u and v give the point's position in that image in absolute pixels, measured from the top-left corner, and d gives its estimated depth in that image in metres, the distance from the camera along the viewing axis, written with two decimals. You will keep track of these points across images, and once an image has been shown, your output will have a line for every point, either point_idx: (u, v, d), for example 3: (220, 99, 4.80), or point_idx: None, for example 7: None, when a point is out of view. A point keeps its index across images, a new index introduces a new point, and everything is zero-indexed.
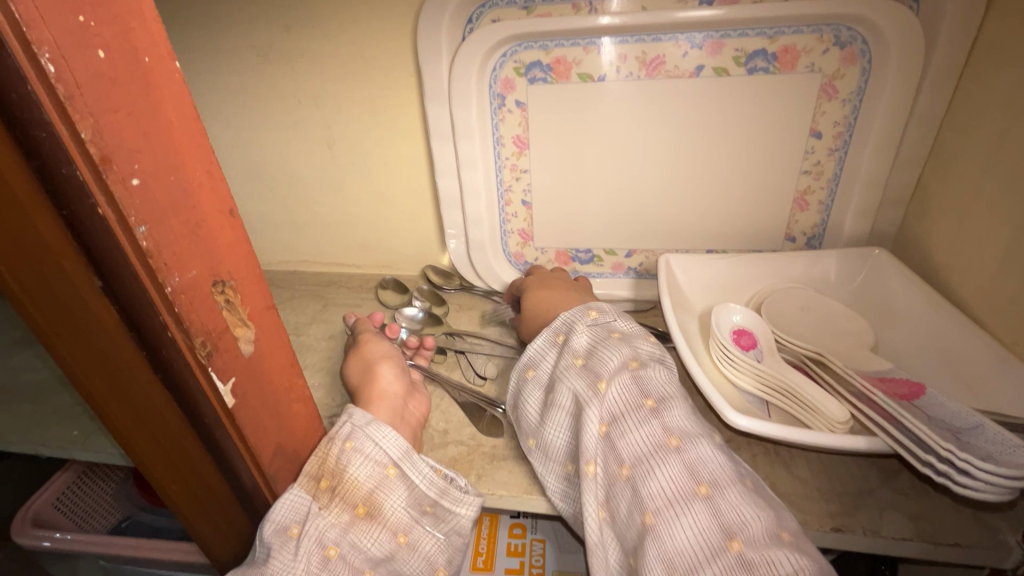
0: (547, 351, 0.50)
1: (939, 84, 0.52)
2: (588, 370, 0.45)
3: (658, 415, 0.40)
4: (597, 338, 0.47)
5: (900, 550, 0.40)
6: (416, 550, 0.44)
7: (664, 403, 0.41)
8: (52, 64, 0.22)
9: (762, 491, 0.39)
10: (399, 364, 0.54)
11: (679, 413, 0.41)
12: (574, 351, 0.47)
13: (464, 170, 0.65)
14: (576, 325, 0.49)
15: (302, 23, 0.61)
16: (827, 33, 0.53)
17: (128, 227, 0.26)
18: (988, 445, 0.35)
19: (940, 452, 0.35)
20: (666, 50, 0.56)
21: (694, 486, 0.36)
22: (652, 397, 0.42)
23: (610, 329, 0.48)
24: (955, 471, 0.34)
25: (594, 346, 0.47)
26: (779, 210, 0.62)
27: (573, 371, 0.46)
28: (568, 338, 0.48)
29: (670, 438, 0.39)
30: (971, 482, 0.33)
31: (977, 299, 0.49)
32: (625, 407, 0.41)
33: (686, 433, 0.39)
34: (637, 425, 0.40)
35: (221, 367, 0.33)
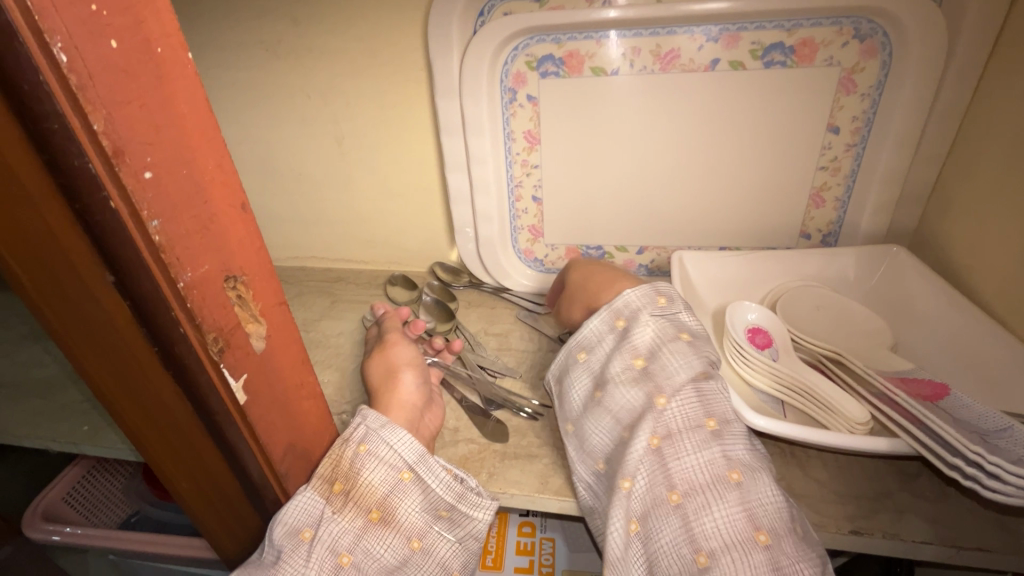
0: (604, 335, 0.46)
1: (962, 77, 0.50)
2: (650, 379, 0.42)
3: (721, 443, 0.38)
4: (663, 338, 0.43)
5: (919, 553, 0.39)
6: (431, 554, 0.43)
7: (727, 430, 0.39)
8: (64, 53, 0.21)
9: (805, 527, 0.38)
10: (422, 373, 0.53)
11: (739, 443, 0.39)
12: (635, 347, 0.43)
13: (474, 165, 0.64)
14: (642, 312, 0.45)
15: (311, 17, 0.60)
16: (847, 26, 0.51)
17: (140, 222, 0.26)
18: (1018, 448, 0.34)
19: (968, 455, 0.34)
20: (680, 43, 0.55)
21: (753, 529, 0.35)
22: (715, 420, 0.39)
23: (678, 326, 0.44)
24: (983, 475, 0.33)
25: (657, 348, 0.43)
26: (794, 206, 0.61)
27: (632, 373, 0.43)
28: (629, 328, 0.45)
29: (731, 471, 0.37)
30: (999, 487, 0.33)
31: (999, 299, 0.48)
32: (685, 429, 0.39)
33: (747, 467, 0.38)
34: (696, 450, 0.38)
35: (233, 364, 0.32)
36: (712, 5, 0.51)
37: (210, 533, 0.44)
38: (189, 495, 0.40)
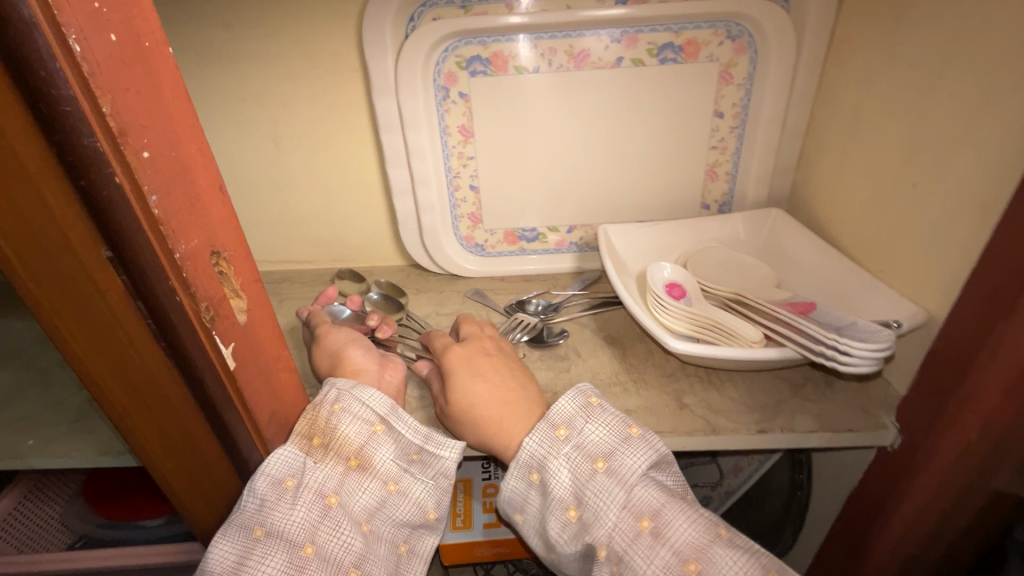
0: (525, 490, 0.47)
1: (809, 68, 0.63)
2: (587, 523, 0.43)
3: (663, 539, 0.41)
4: (581, 480, 0.44)
5: (809, 440, 0.50)
6: (407, 496, 0.47)
7: (662, 522, 0.41)
8: (78, 43, 0.24)
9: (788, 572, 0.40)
10: (364, 345, 0.55)
11: (678, 524, 0.41)
12: (562, 501, 0.44)
13: (414, 159, 0.69)
14: (550, 461, 0.45)
15: (243, 22, 0.62)
16: (721, 28, 0.62)
17: (142, 197, 0.29)
18: (860, 332, 0.45)
19: (827, 340, 0.44)
20: (589, 44, 0.63)
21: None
22: (646, 517, 0.42)
23: (588, 454, 0.45)
24: (838, 352, 0.44)
25: (581, 492, 0.44)
26: (695, 181, 0.72)
27: (570, 527, 0.44)
28: (547, 483, 0.45)
29: (686, 563, 0.40)
30: (851, 360, 0.43)
31: (848, 240, 0.60)
32: (627, 544, 0.41)
33: (697, 548, 0.40)
34: (648, 560, 0.40)
35: (222, 333, 0.35)
36: (609, 11, 0.61)
37: (191, 517, 0.45)
38: (174, 477, 0.42)
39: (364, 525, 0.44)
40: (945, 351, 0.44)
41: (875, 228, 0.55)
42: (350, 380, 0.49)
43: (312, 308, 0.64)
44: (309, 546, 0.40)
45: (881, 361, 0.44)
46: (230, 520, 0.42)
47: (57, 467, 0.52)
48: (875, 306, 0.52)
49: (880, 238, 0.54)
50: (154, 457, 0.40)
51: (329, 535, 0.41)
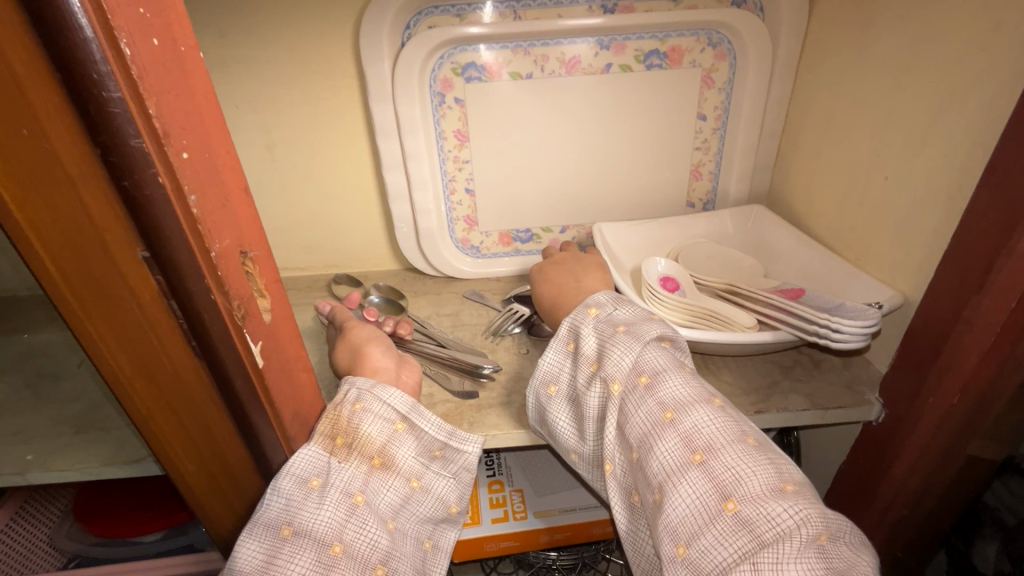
0: (563, 362, 0.51)
1: (784, 73, 0.68)
2: (601, 374, 0.46)
3: (653, 392, 0.43)
4: (605, 338, 0.48)
5: (801, 418, 0.53)
6: (429, 491, 0.48)
7: (658, 379, 0.43)
8: (128, 47, 0.25)
9: (769, 448, 0.39)
10: (384, 344, 0.56)
11: (673, 383, 0.43)
12: (586, 357, 0.48)
13: (411, 163, 0.70)
14: (581, 328, 0.50)
15: (240, 29, 0.63)
16: (702, 36, 0.67)
17: (183, 197, 0.29)
18: (846, 312, 0.49)
19: (818, 321, 0.48)
20: (579, 51, 0.66)
21: (689, 454, 0.39)
22: (646, 373, 0.44)
23: (614, 323, 0.49)
24: (830, 331, 0.47)
25: (603, 349, 0.47)
26: (681, 180, 0.76)
27: (589, 380, 0.47)
28: (578, 346, 0.50)
29: (665, 412, 0.41)
30: (844, 337, 0.46)
31: (827, 231, 0.64)
32: (626, 392, 0.44)
33: (680, 403, 0.41)
34: (638, 406, 0.43)
35: (252, 331, 0.36)
36: (585, 22, 0.63)
37: (209, 520, 0.45)
38: (195, 480, 0.41)
39: (390, 522, 0.44)
40: (921, 329, 0.48)
41: (852, 219, 0.59)
42: (368, 379, 0.49)
43: (336, 304, 0.67)
44: (338, 544, 0.41)
45: (867, 337, 0.47)
46: (255, 520, 0.42)
47: (60, 479, 0.51)
48: (856, 291, 0.56)
49: (856, 228, 0.59)
50: (176, 462, 0.40)
51: (356, 534, 0.41)
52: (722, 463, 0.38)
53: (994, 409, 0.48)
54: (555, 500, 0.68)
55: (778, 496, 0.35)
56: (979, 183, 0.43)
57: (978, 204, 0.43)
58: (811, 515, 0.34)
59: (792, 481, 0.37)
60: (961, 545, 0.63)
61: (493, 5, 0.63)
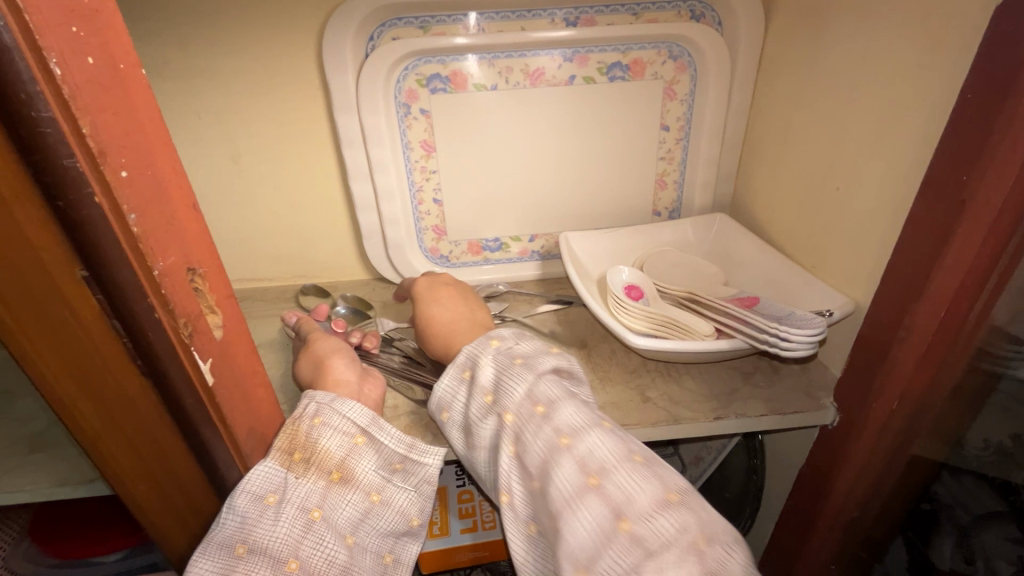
0: (457, 389, 0.50)
1: (744, 85, 0.69)
2: (498, 405, 0.45)
3: (551, 421, 0.42)
4: (502, 369, 0.47)
5: (760, 423, 0.55)
6: (390, 505, 0.48)
7: (554, 407, 0.43)
8: (59, 66, 0.25)
9: (657, 466, 0.40)
10: (348, 356, 0.56)
11: (568, 411, 0.42)
12: (482, 387, 0.47)
13: (377, 173, 0.70)
14: (480, 357, 0.49)
15: (201, 41, 0.63)
16: (664, 49, 0.68)
17: (122, 216, 0.29)
18: (797, 320, 0.50)
19: (770, 330, 0.49)
20: (543, 63, 0.67)
21: (584, 478, 0.39)
22: (542, 403, 0.43)
23: (511, 355, 0.48)
24: (781, 340, 0.48)
25: (499, 379, 0.46)
26: (646, 189, 0.77)
27: (485, 411, 0.46)
28: (474, 375, 0.49)
29: (560, 439, 0.41)
30: (793, 345, 0.48)
31: (785, 240, 0.65)
32: (522, 421, 0.43)
33: (574, 429, 0.41)
34: (536, 435, 0.42)
35: (200, 348, 0.35)
36: (553, 34, 0.64)
37: (164, 538, 0.44)
38: (147, 497, 0.41)
39: (349, 537, 0.44)
40: (869, 334, 0.50)
41: (807, 228, 0.61)
42: (329, 393, 0.49)
43: (302, 315, 0.66)
44: (294, 560, 0.40)
45: (817, 345, 0.49)
46: (207, 538, 0.41)
47: (12, 500, 0.50)
48: (811, 298, 0.57)
49: (812, 237, 0.60)
50: (126, 479, 0.39)
51: (312, 549, 0.41)
52: (615, 483, 0.38)
53: (935, 408, 0.50)
54: None
55: (665, 510, 0.36)
56: (920, 194, 0.44)
57: (916, 216, 0.45)
58: (688, 523, 0.36)
59: (676, 491, 0.38)
60: (919, 542, 0.65)
61: (477, 16, 0.64)
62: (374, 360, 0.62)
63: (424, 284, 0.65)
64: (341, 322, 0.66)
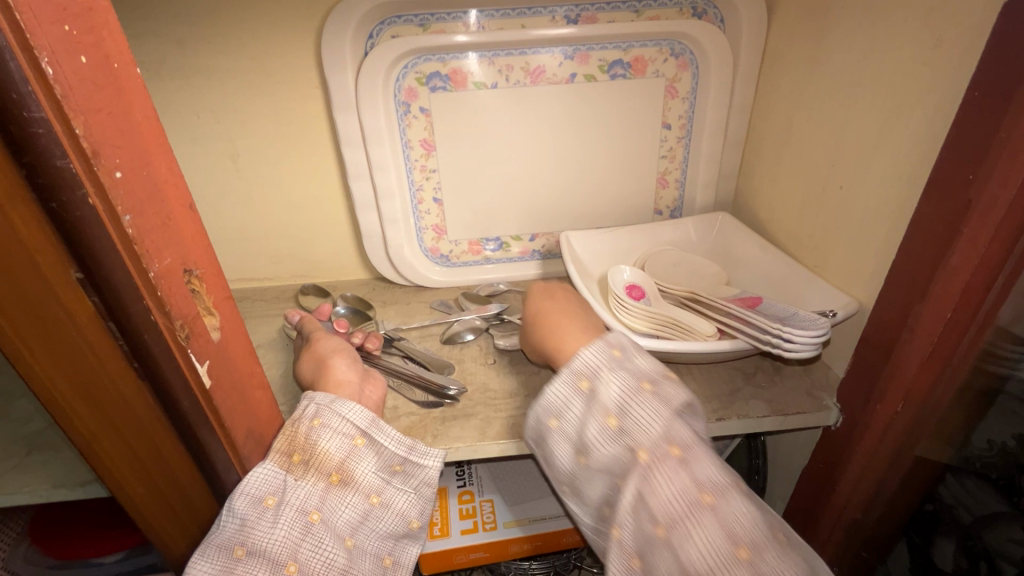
0: (570, 399, 0.46)
1: (746, 83, 0.69)
2: (627, 436, 0.42)
3: (689, 468, 0.40)
4: (628, 392, 0.44)
5: (762, 424, 0.54)
6: (390, 507, 0.47)
7: (691, 454, 0.41)
8: (51, 66, 0.24)
9: (795, 541, 0.38)
10: (349, 356, 0.56)
11: (706, 463, 0.40)
12: (604, 407, 0.44)
13: (377, 172, 0.69)
14: (603, 371, 0.46)
15: (199, 39, 0.62)
16: (665, 46, 0.67)
17: (116, 217, 0.29)
18: (800, 321, 0.50)
19: (773, 331, 0.49)
20: (544, 60, 0.66)
21: (728, 547, 0.36)
22: (678, 445, 0.41)
23: (638, 375, 0.45)
24: (784, 341, 0.48)
25: (625, 403, 0.43)
26: (647, 188, 0.76)
27: (607, 434, 0.43)
28: (595, 389, 0.45)
29: (702, 495, 0.39)
30: (795, 346, 0.47)
31: (788, 239, 0.65)
32: (655, 461, 0.40)
33: (716, 486, 0.39)
34: (670, 480, 0.39)
35: (198, 350, 0.35)
36: (554, 31, 0.64)
37: (164, 544, 0.44)
38: (147, 504, 0.41)
39: (348, 540, 0.44)
40: (873, 334, 0.50)
41: (810, 227, 0.60)
42: (328, 394, 0.48)
43: (305, 313, 0.66)
44: (292, 564, 0.40)
45: (820, 346, 0.48)
46: (206, 539, 0.41)
47: (10, 502, 0.50)
48: (814, 298, 0.57)
49: (814, 236, 0.60)
50: (124, 484, 0.39)
51: (311, 552, 0.41)
52: (764, 561, 0.36)
53: (940, 408, 0.50)
54: (526, 509, 0.68)
55: None
56: (925, 192, 0.44)
57: (921, 215, 0.44)
58: None
59: None
60: (921, 541, 0.64)
61: (477, 13, 0.63)
62: (375, 360, 0.61)
63: (541, 286, 0.60)
64: (343, 322, 0.65)
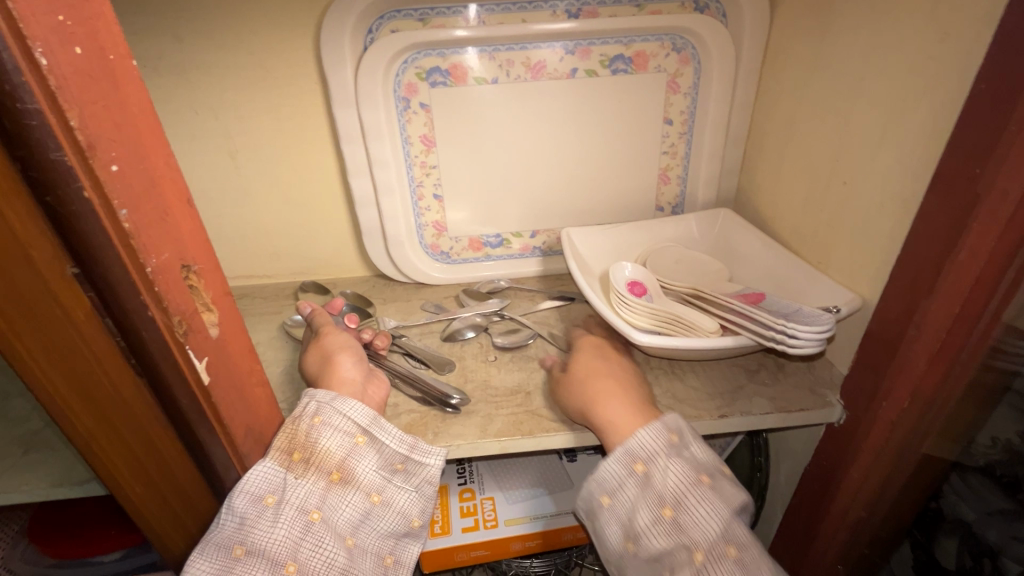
0: (625, 479, 0.48)
1: (748, 78, 0.68)
2: (682, 531, 0.44)
3: (745, 569, 0.42)
4: (686, 485, 0.46)
5: (765, 421, 0.54)
6: (391, 506, 0.47)
7: (748, 556, 0.43)
8: (45, 56, 0.24)
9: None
10: (358, 355, 0.55)
11: (762, 564, 0.43)
12: (660, 497, 0.46)
13: (376, 169, 0.69)
14: (660, 458, 0.47)
15: (197, 34, 0.62)
16: (667, 41, 0.67)
17: (112, 211, 0.28)
18: (804, 317, 0.49)
19: (777, 326, 0.48)
20: (545, 56, 0.66)
21: None
22: (734, 544, 0.43)
23: (696, 468, 0.47)
24: (788, 336, 0.48)
25: (683, 497, 0.45)
26: (648, 184, 0.76)
27: (661, 526, 0.45)
28: (651, 475, 0.47)
29: None
30: (799, 342, 0.47)
31: (791, 235, 0.64)
32: (712, 560, 0.43)
33: None
34: None
35: (196, 347, 0.34)
36: (555, 26, 0.63)
37: (163, 544, 0.44)
38: (145, 503, 0.40)
39: (349, 539, 0.43)
40: (878, 330, 0.49)
41: (813, 223, 0.60)
42: (329, 391, 0.48)
43: (317, 306, 0.66)
44: (292, 563, 0.40)
45: (823, 342, 0.48)
46: (207, 538, 0.41)
47: (7, 500, 0.50)
48: (817, 294, 0.56)
49: (817, 232, 0.59)
50: (122, 483, 0.38)
51: (311, 552, 0.41)
52: None
53: (944, 406, 0.49)
54: (527, 507, 0.68)
55: None
56: (932, 186, 0.43)
57: (928, 208, 0.44)
58: None
59: None
60: (924, 538, 0.64)
61: (478, 7, 0.63)
62: (380, 360, 0.61)
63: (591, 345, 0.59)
64: (354, 318, 0.65)
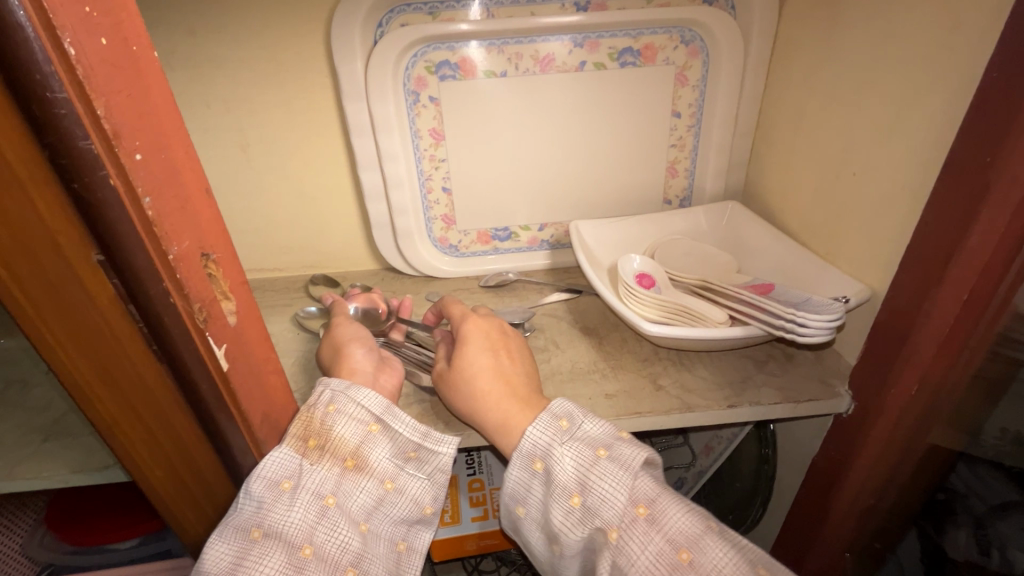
0: (531, 484, 0.46)
1: (757, 70, 0.68)
2: (589, 512, 0.42)
3: (658, 526, 0.41)
4: (583, 466, 0.44)
5: (773, 412, 0.54)
6: (404, 493, 0.48)
7: (659, 510, 0.41)
8: (73, 46, 0.25)
9: (777, 570, 0.39)
10: (366, 344, 0.56)
11: (674, 514, 0.41)
12: (564, 487, 0.44)
13: (386, 162, 0.70)
14: (554, 449, 0.45)
15: (209, 29, 0.62)
16: (675, 33, 0.67)
17: (136, 199, 0.29)
18: (812, 307, 0.50)
19: (786, 316, 0.48)
20: (554, 49, 0.66)
21: None
22: (642, 503, 0.42)
23: (590, 443, 0.45)
24: (797, 325, 0.48)
25: (584, 478, 0.43)
26: (656, 177, 0.76)
27: (574, 517, 0.43)
28: (550, 470, 0.45)
29: (680, 553, 0.39)
30: (809, 331, 0.47)
31: (799, 227, 0.65)
32: (624, 529, 0.41)
33: (691, 539, 0.40)
34: (642, 545, 0.40)
35: (215, 333, 0.35)
36: (564, 18, 0.63)
37: (179, 525, 0.45)
38: (163, 485, 0.41)
39: (363, 524, 0.44)
40: (887, 320, 0.50)
41: (822, 215, 0.60)
42: (342, 380, 0.49)
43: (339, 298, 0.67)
44: (308, 547, 0.41)
45: (833, 332, 0.48)
46: (223, 522, 0.42)
47: (30, 487, 0.51)
48: (826, 285, 0.56)
49: (826, 224, 0.60)
50: (144, 467, 0.40)
51: (326, 535, 0.41)
52: None
53: (950, 395, 0.50)
54: None
55: None
56: (942, 176, 0.43)
57: (938, 198, 0.44)
58: None
59: None
60: (932, 531, 0.64)
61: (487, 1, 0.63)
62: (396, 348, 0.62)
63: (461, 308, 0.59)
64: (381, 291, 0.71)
